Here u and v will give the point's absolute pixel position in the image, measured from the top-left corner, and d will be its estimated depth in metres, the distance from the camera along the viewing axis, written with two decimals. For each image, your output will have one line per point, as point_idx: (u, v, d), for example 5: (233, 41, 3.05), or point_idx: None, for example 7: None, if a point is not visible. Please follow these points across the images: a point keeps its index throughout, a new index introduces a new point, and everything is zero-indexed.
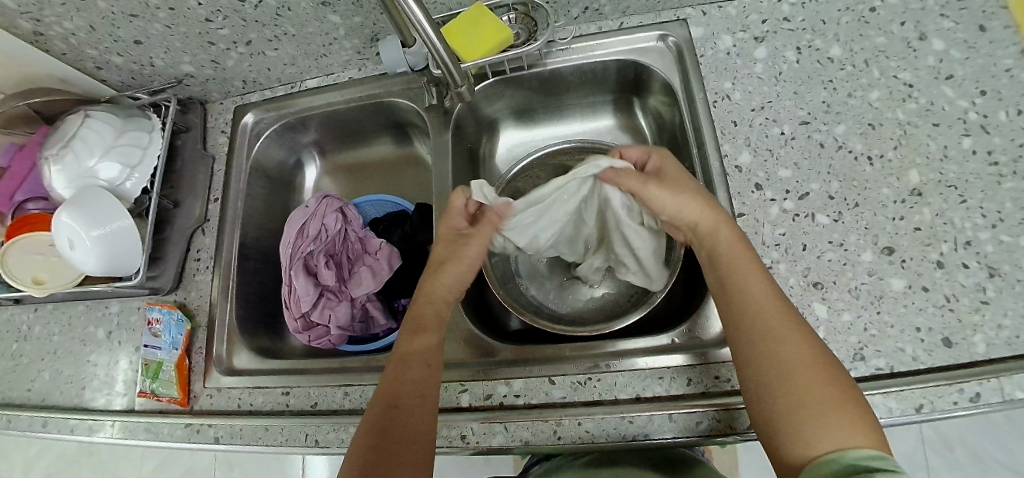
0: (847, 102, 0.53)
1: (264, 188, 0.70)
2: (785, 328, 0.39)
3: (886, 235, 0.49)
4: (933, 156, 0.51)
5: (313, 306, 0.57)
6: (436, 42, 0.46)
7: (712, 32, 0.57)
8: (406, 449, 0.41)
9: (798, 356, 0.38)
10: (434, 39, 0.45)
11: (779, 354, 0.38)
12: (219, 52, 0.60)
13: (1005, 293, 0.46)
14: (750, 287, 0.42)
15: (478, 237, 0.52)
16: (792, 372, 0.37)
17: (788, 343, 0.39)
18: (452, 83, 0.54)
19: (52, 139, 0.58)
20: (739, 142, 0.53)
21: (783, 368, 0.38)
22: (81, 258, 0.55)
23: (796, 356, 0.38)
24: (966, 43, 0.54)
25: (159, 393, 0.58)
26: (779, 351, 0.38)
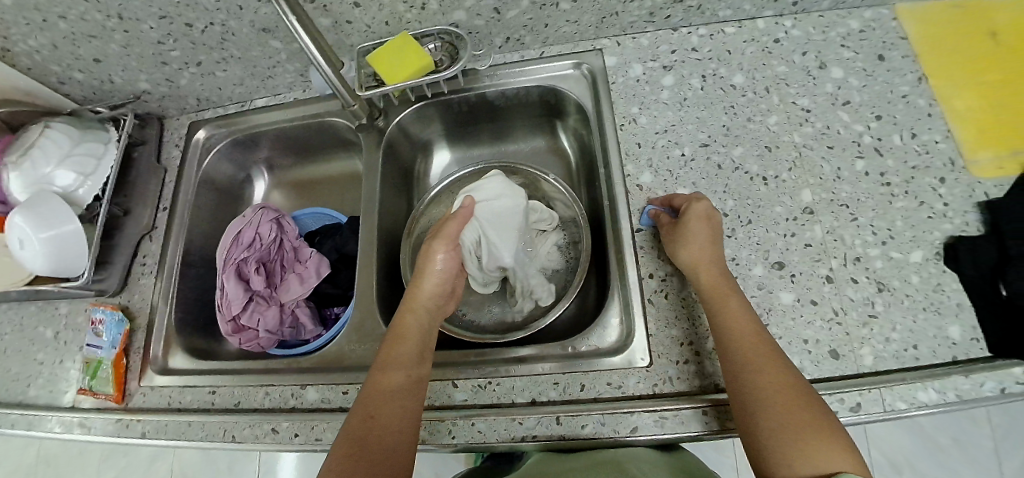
0: (747, 126, 0.56)
1: (214, 199, 0.74)
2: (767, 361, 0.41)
3: (777, 251, 0.51)
4: (827, 177, 0.54)
5: (242, 309, 0.60)
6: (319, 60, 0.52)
7: (624, 62, 0.60)
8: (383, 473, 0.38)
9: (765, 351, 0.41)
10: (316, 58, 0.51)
11: (766, 397, 0.39)
12: (172, 72, 0.65)
13: (893, 307, 0.49)
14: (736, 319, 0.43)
15: (446, 235, 0.54)
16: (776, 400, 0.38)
17: (779, 389, 0.39)
18: (351, 103, 0.60)
19: (12, 147, 0.63)
20: (641, 162, 0.55)
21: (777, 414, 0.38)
22: (30, 257, 0.59)
23: (786, 392, 0.39)
24: (863, 71, 0.58)
25: (96, 389, 0.62)
26: (765, 402, 0.39)
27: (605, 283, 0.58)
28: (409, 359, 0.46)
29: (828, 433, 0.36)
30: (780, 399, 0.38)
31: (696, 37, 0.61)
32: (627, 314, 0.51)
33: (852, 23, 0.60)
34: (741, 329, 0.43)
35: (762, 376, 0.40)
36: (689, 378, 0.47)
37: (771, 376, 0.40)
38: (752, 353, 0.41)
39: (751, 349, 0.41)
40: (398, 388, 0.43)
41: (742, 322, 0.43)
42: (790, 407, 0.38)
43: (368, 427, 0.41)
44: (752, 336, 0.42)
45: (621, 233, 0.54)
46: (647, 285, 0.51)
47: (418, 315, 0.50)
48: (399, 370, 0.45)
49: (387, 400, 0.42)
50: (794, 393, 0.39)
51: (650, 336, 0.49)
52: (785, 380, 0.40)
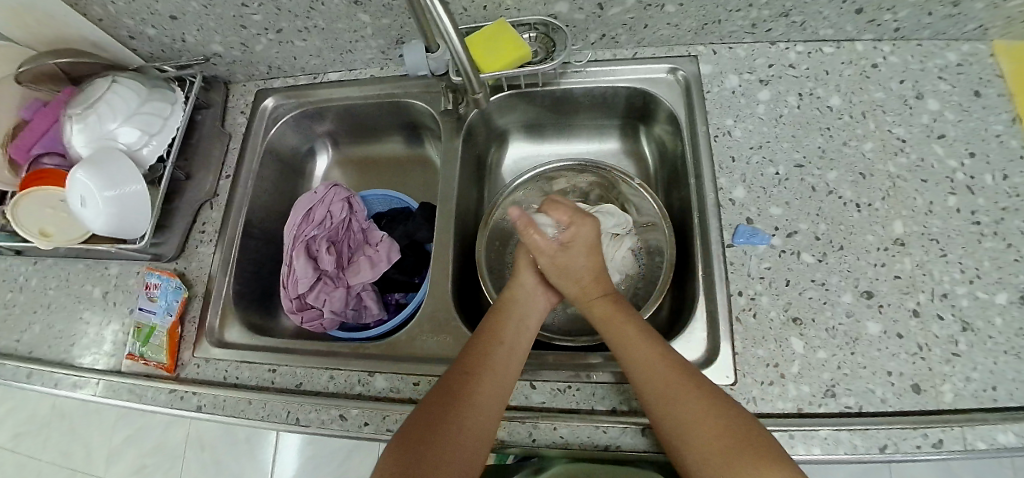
0: (842, 150, 0.56)
1: (275, 171, 0.73)
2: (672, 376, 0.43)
3: (866, 279, 0.51)
4: (919, 210, 0.53)
5: (309, 288, 0.59)
6: (456, 47, 0.48)
7: (720, 71, 0.60)
8: (466, 436, 0.42)
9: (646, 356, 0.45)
10: (455, 45, 0.47)
11: (670, 407, 0.42)
12: (249, 36, 0.63)
13: (976, 347, 0.48)
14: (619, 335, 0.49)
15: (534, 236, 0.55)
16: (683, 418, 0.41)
17: (691, 404, 0.41)
18: (471, 90, 0.58)
19: (76, 99, 0.60)
20: (735, 177, 0.55)
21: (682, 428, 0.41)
22: (89, 216, 0.56)
23: (695, 416, 0.40)
24: (959, 105, 0.57)
25: (148, 356, 0.60)
26: (668, 412, 0.42)
27: (684, 294, 0.58)
28: (504, 367, 0.46)
29: (760, 460, 0.37)
30: (689, 427, 0.40)
31: (794, 52, 0.61)
32: (714, 331, 0.51)
33: (950, 55, 0.59)
34: (637, 349, 0.46)
35: (665, 403, 0.42)
36: (773, 401, 0.47)
37: (672, 398, 0.42)
38: (645, 376, 0.44)
39: (646, 370, 0.44)
40: (495, 360, 0.47)
41: (635, 341, 0.47)
42: (703, 418, 0.40)
43: (451, 387, 0.45)
44: (650, 356, 0.45)
45: (710, 246, 0.54)
46: (736, 302, 0.51)
47: (523, 292, 0.55)
48: (500, 346, 0.48)
49: (484, 369, 0.46)
50: (707, 421, 0.40)
51: (735, 354, 0.49)
52: (692, 403, 0.41)
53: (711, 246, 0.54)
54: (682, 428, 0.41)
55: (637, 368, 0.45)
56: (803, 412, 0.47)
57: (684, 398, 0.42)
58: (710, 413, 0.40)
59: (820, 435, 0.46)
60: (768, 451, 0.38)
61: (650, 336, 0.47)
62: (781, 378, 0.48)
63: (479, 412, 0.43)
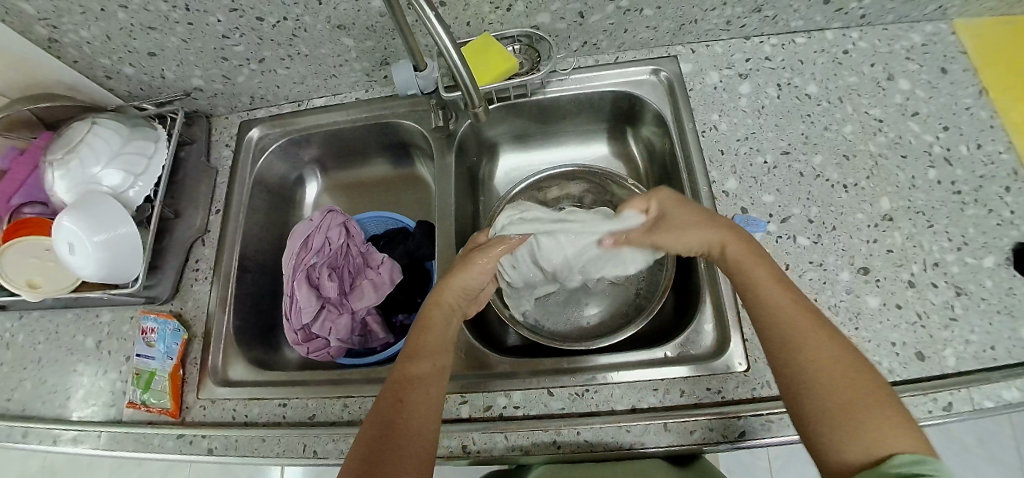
0: (824, 134, 0.58)
1: (265, 202, 0.72)
2: (820, 347, 0.38)
3: (861, 257, 0.52)
4: (902, 185, 0.55)
5: (313, 318, 0.58)
6: (457, 63, 0.47)
7: (700, 68, 0.62)
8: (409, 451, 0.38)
9: (806, 332, 0.38)
10: (456, 61, 0.46)
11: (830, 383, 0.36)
12: (231, 68, 0.63)
13: (971, 310, 0.49)
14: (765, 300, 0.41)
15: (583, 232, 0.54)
16: (839, 391, 0.35)
17: (845, 384, 0.35)
18: (473, 105, 0.57)
19: (56, 144, 0.59)
20: (726, 169, 0.57)
21: (842, 401, 0.35)
22: (79, 263, 0.55)
23: (842, 380, 0.35)
24: (929, 83, 0.60)
25: (150, 403, 0.57)
26: (833, 392, 0.35)
27: (689, 287, 0.59)
28: (431, 374, 0.44)
29: (889, 414, 0.33)
30: (831, 389, 0.35)
31: (769, 45, 0.64)
32: (722, 321, 0.52)
33: (914, 37, 0.62)
34: (783, 313, 0.40)
35: (794, 352, 0.38)
36: None
37: (804, 346, 0.38)
38: (783, 321, 0.40)
39: (779, 322, 0.40)
40: (424, 377, 0.43)
41: (766, 284, 0.42)
42: (856, 395, 0.35)
43: (389, 407, 0.41)
44: (784, 300, 0.41)
45: None
46: None
47: (451, 299, 0.50)
48: (424, 359, 0.45)
49: (418, 386, 0.42)
50: (844, 371, 0.36)
51: (745, 341, 0.50)
52: (833, 365, 0.36)
53: None
54: (820, 371, 0.36)
55: (784, 312, 0.40)
56: None
57: (824, 341, 0.38)
58: (843, 368, 0.36)
59: None
60: (893, 409, 0.34)
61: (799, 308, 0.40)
62: None
63: (416, 433, 0.40)
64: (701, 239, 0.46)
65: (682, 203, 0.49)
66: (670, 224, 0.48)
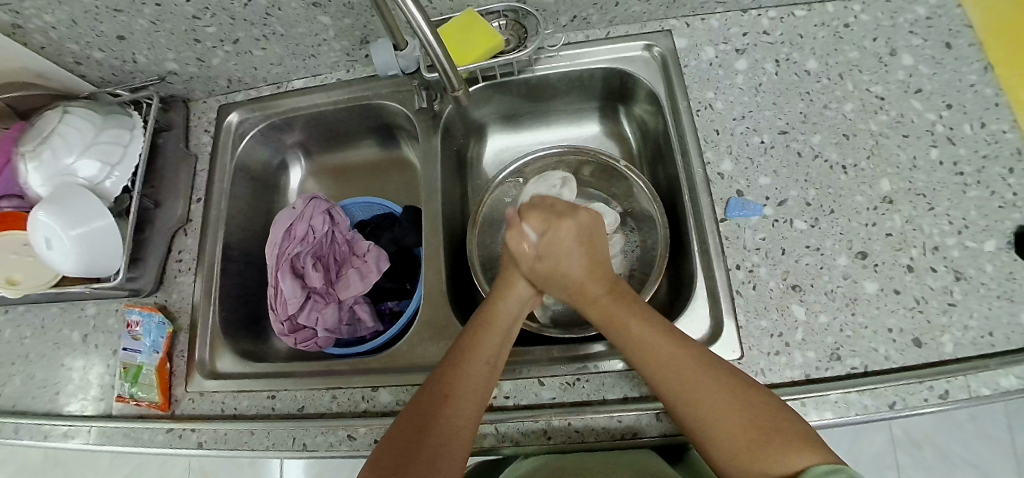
0: (823, 113, 0.56)
1: (249, 190, 0.70)
2: (687, 374, 0.40)
3: (859, 241, 0.51)
4: (903, 166, 0.53)
5: (299, 308, 0.57)
6: (434, 46, 0.45)
7: (695, 44, 0.60)
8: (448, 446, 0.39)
9: (671, 362, 0.41)
10: (433, 43, 0.44)
11: (703, 414, 0.38)
12: (204, 50, 0.60)
13: (971, 295, 0.47)
14: (633, 342, 0.44)
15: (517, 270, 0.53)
16: (713, 423, 0.38)
17: (720, 409, 0.38)
18: (452, 90, 0.55)
19: (28, 135, 0.57)
20: (721, 150, 0.55)
21: (709, 423, 0.38)
22: (58, 258, 0.54)
23: (716, 405, 0.38)
24: (932, 59, 0.57)
25: (139, 397, 0.58)
26: (710, 421, 0.38)
27: (683, 272, 0.57)
28: (486, 366, 0.45)
29: (778, 438, 0.35)
30: (712, 413, 0.38)
31: (767, 18, 0.61)
32: (716, 308, 0.51)
33: (919, 9, 0.59)
34: (651, 346, 0.43)
35: (689, 393, 0.39)
36: (781, 370, 0.47)
37: (692, 390, 0.39)
38: (671, 376, 0.40)
39: (666, 368, 0.41)
40: (471, 380, 0.43)
41: (652, 340, 0.43)
42: (727, 417, 0.37)
43: (428, 406, 0.42)
44: (667, 347, 0.42)
45: (703, 223, 0.53)
46: (735, 276, 0.51)
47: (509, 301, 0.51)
48: (485, 348, 0.46)
49: (460, 384, 0.43)
50: (732, 404, 0.38)
51: (738, 328, 0.49)
52: (707, 393, 0.39)
53: (704, 223, 0.53)
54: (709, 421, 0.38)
55: (664, 362, 0.41)
56: (810, 378, 0.46)
57: (707, 384, 0.39)
58: (731, 403, 0.38)
59: (830, 399, 0.45)
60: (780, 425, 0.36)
61: (664, 335, 0.43)
62: (785, 347, 0.48)
63: (455, 428, 0.41)
64: (590, 289, 0.50)
65: (581, 244, 0.52)
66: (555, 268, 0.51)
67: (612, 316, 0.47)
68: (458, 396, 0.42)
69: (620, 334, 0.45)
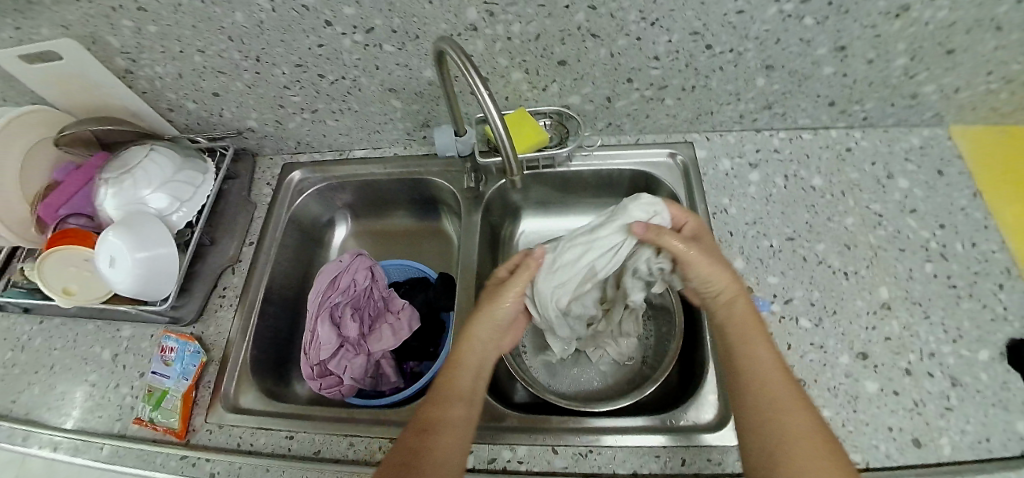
0: (827, 224, 0.63)
1: (297, 238, 0.76)
2: (777, 389, 0.43)
3: (859, 342, 0.56)
4: (900, 276, 0.59)
5: (331, 355, 0.60)
6: (497, 123, 0.47)
7: (714, 155, 0.69)
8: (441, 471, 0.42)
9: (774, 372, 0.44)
10: (496, 121, 0.47)
11: (789, 426, 0.40)
12: (285, 114, 0.69)
13: (967, 401, 0.51)
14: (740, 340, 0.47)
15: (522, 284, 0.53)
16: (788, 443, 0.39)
17: (806, 444, 0.39)
18: (509, 175, 0.54)
19: (112, 165, 0.64)
20: (734, 249, 0.62)
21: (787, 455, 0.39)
22: (117, 277, 0.58)
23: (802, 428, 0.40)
24: (927, 183, 0.65)
25: (157, 421, 0.59)
26: (791, 444, 0.39)
27: (694, 362, 0.61)
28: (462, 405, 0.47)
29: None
30: (791, 442, 0.39)
31: (777, 139, 0.70)
32: (725, 394, 0.54)
33: (914, 139, 0.69)
34: (761, 363, 0.45)
35: (778, 415, 0.41)
36: None
37: (783, 416, 0.41)
38: (783, 404, 0.42)
39: (768, 386, 0.43)
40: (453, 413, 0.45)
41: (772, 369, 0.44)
42: (810, 447, 0.39)
43: (413, 438, 0.44)
44: (788, 396, 0.42)
45: None
46: None
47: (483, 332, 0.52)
48: (458, 383, 0.48)
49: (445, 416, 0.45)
50: (815, 438, 0.39)
51: None
52: (791, 420, 0.40)
53: None
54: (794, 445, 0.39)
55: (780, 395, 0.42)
56: None
57: (801, 414, 0.41)
58: (812, 436, 0.39)
59: None
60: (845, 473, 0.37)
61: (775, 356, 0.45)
62: None
63: (441, 462, 0.42)
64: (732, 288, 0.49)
65: (705, 235, 0.54)
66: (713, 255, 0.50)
67: (738, 323, 0.48)
68: (437, 430, 0.44)
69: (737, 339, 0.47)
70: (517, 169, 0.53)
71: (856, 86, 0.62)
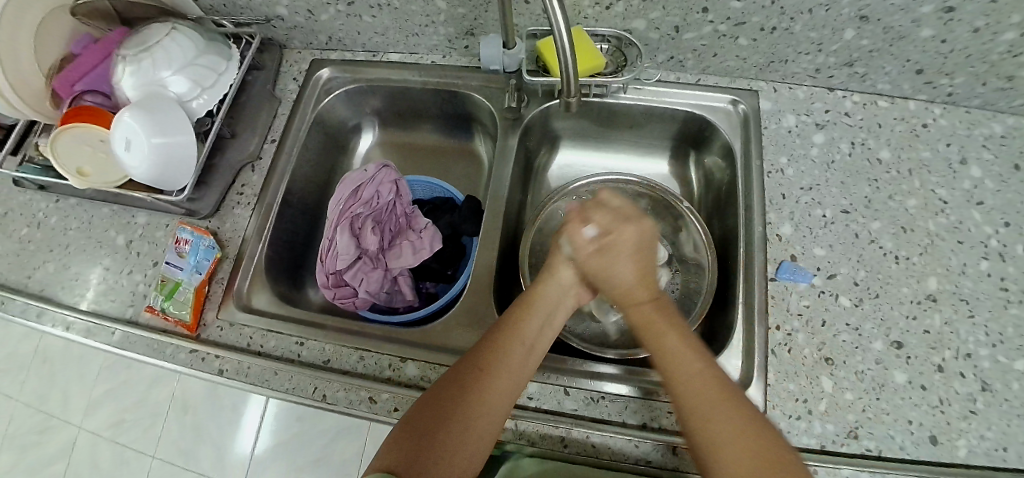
0: (887, 203, 0.58)
1: (320, 144, 0.72)
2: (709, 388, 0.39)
3: (897, 330, 0.52)
4: (952, 270, 0.55)
5: (348, 266, 0.58)
6: (564, 45, 0.44)
7: (778, 109, 0.63)
8: (463, 452, 0.38)
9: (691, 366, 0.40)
10: (563, 42, 0.43)
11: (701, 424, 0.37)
12: (318, 4, 0.63)
13: (992, 408, 0.49)
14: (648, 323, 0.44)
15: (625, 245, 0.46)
16: (723, 452, 0.36)
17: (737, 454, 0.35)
18: (566, 95, 0.52)
19: (132, 41, 0.59)
20: (783, 214, 0.57)
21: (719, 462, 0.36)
22: (132, 161, 0.55)
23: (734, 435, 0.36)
24: (1000, 176, 0.59)
25: (169, 312, 0.59)
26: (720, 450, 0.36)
27: (722, 322, 0.59)
28: (512, 376, 0.42)
29: None
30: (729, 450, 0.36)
31: (850, 101, 0.63)
32: (748, 361, 0.52)
33: (995, 126, 0.62)
34: (682, 359, 0.41)
35: (698, 421, 0.38)
36: (799, 435, 0.48)
37: (709, 414, 0.37)
38: (694, 398, 0.39)
39: (686, 384, 0.40)
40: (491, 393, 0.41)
41: (679, 354, 0.41)
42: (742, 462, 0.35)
43: (444, 404, 0.40)
44: (698, 374, 0.40)
45: (753, 279, 0.55)
46: (773, 336, 0.52)
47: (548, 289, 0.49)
48: (514, 352, 0.43)
49: (485, 396, 0.40)
50: (753, 448, 0.35)
51: (767, 386, 0.50)
52: (726, 422, 0.37)
53: (754, 280, 0.55)
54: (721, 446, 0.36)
55: (686, 391, 0.39)
56: (826, 449, 0.47)
57: (725, 415, 0.37)
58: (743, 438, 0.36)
59: (841, 473, 0.46)
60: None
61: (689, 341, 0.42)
62: (808, 414, 0.49)
63: (479, 432, 0.39)
64: (636, 293, 0.45)
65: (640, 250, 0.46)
66: (615, 249, 0.46)
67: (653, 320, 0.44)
68: (487, 395, 0.40)
69: (658, 335, 0.43)
70: (575, 90, 0.51)
71: (950, 57, 0.55)
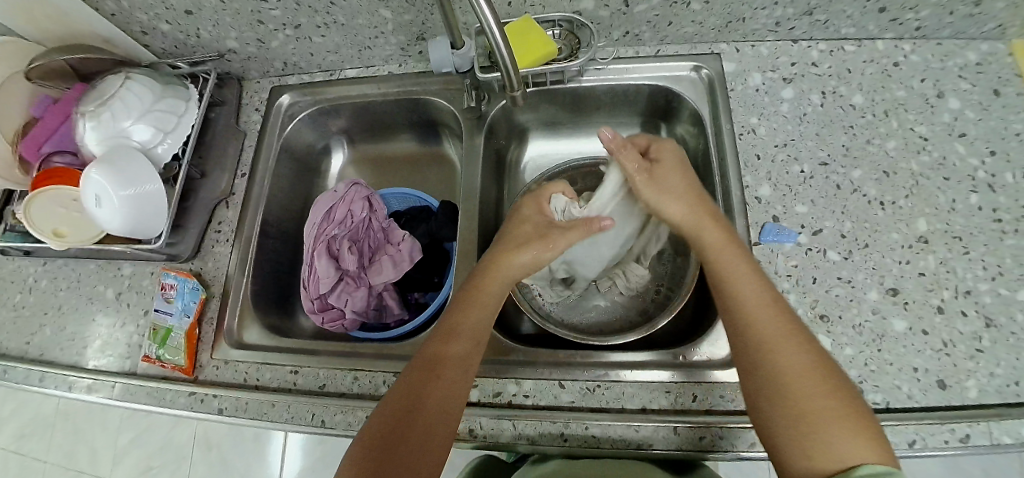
0: (865, 148, 0.57)
1: (292, 170, 0.72)
2: (788, 333, 0.40)
3: (891, 277, 0.51)
4: (941, 207, 0.53)
5: (331, 289, 0.58)
6: (498, 41, 0.44)
7: (742, 70, 0.61)
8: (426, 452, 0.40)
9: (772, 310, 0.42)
10: (497, 38, 0.43)
11: (782, 352, 0.39)
12: (266, 32, 0.62)
13: (999, 343, 0.47)
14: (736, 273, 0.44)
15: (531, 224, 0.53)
16: (795, 387, 0.38)
17: (809, 385, 0.38)
18: (509, 88, 0.53)
19: (89, 96, 0.59)
20: (760, 175, 0.56)
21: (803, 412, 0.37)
22: (106, 216, 0.55)
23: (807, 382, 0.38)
24: (980, 104, 0.57)
25: (164, 359, 0.59)
26: (800, 393, 0.37)
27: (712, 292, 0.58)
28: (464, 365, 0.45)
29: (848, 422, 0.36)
30: (810, 391, 0.37)
31: (816, 51, 0.62)
32: None
33: (970, 54, 0.60)
34: (756, 304, 0.42)
35: (773, 353, 0.40)
36: None
37: (791, 351, 0.40)
38: (766, 335, 0.41)
39: (762, 324, 0.41)
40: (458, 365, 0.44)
41: (762, 298, 0.43)
42: (826, 397, 0.37)
43: (403, 409, 0.42)
44: (769, 314, 0.42)
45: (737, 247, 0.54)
46: None
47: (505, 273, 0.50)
48: (459, 342, 0.45)
49: (431, 393, 0.42)
50: (825, 388, 0.37)
51: None
52: (797, 358, 0.39)
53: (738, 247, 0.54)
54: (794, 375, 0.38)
55: (784, 359, 0.39)
56: None
57: (796, 348, 0.40)
58: (811, 376, 0.38)
59: None
60: (851, 414, 0.36)
61: (765, 289, 0.43)
62: None
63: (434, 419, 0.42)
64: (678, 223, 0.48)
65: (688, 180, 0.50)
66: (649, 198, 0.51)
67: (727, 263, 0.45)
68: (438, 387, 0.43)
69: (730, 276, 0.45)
70: (517, 83, 0.52)
71: None
